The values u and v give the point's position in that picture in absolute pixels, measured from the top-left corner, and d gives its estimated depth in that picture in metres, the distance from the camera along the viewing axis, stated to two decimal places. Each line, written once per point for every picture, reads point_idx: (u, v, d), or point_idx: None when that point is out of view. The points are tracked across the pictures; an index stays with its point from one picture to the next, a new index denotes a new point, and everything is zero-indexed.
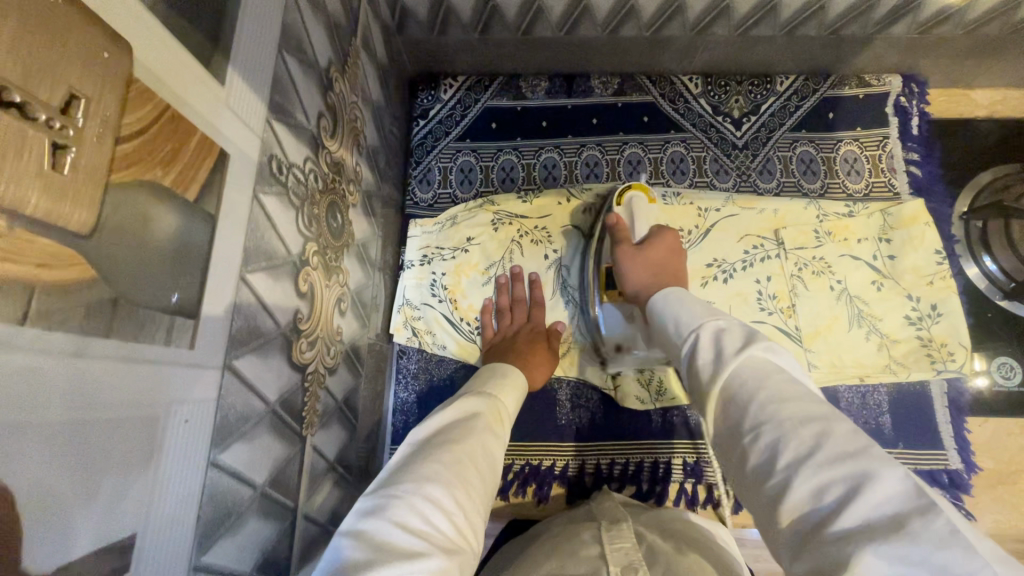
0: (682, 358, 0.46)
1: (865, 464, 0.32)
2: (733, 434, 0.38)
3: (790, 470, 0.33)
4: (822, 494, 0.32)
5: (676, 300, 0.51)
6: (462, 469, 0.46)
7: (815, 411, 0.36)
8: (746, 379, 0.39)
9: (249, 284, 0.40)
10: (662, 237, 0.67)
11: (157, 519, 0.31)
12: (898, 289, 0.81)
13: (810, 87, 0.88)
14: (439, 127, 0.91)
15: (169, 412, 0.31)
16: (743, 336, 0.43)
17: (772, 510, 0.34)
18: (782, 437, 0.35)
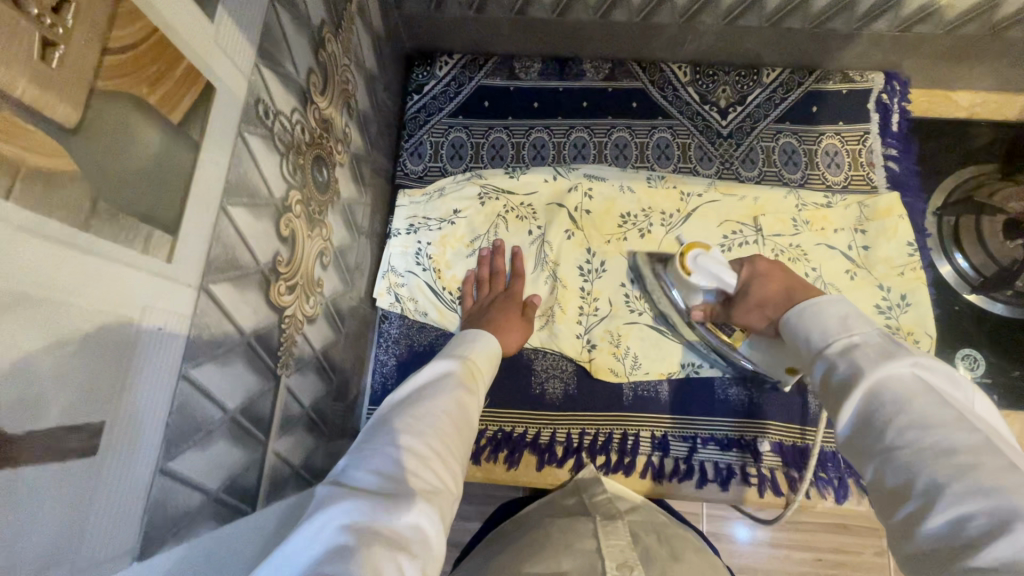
0: (818, 372, 0.55)
1: (1008, 499, 0.37)
2: (873, 448, 0.47)
3: (931, 494, 0.41)
4: (965, 520, 0.38)
5: (812, 312, 0.59)
6: (434, 423, 0.52)
7: (962, 444, 0.42)
8: (891, 405, 0.47)
9: (230, 216, 0.42)
10: (762, 268, 0.68)
11: (128, 413, 0.33)
12: (870, 278, 0.83)
13: (795, 80, 0.91)
14: (432, 102, 0.93)
15: (143, 315, 0.33)
16: (892, 359, 0.50)
17: (909, 524, 0.41)
18: (918, 464, 0.42)
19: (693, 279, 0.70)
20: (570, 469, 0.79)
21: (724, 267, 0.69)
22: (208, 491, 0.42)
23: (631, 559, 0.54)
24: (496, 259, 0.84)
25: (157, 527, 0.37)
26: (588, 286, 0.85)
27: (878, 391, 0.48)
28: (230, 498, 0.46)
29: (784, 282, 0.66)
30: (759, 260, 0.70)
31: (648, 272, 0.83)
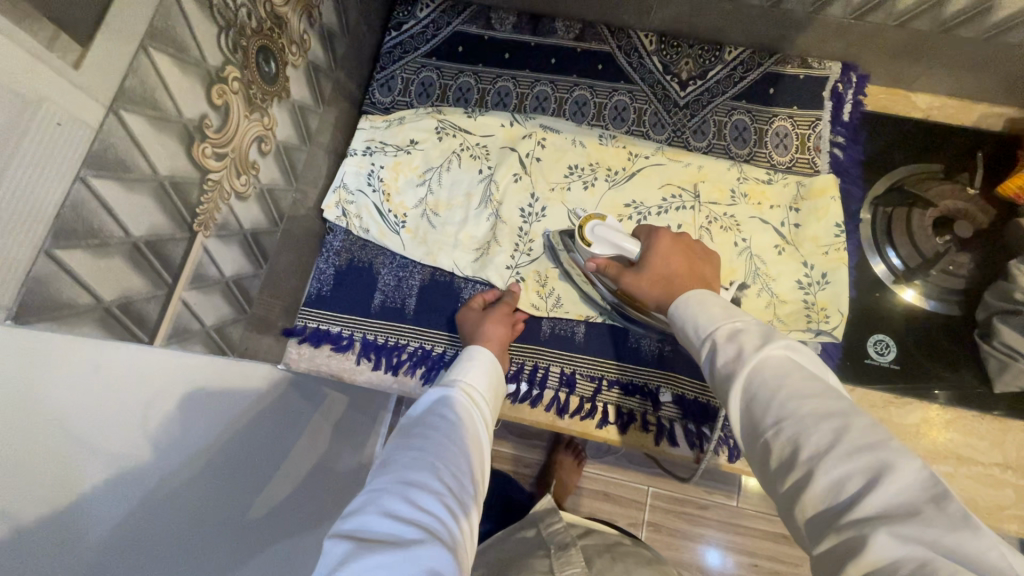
0: (707, 363, 0.59)
1: (879, 453, 0.43)
2: (759, 430, 0.51)
3: (813, 460, 0.45)
4: (843, 482, 0.43)
5: (694, 301, 0.65)
6: (451, 463, 0.57)
7: (831, 409, 0.48)
8: (772, 382, 0.51)
9: (152, 57, 0.48)
10: (659, 247, 0.73)
11: (15, 181, 0.38)
12: (796, 254, 0.86)
13: (755, 61, 0.94)
14: (409, 40, 0.98)
15: (42, 101, 0.38)
16: (767, 341, 0.55)
17: (794, 492, 0.46)
18: (804, 430, 0.47)
19: (595, 247, 0.78)
20: None
21: (621, 236, 0.77)
22: (99, 298, 0.48)
23: None
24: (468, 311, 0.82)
25: (38, 301, 0.42)
26: (527, 228, 0.88)
27: (762, 368, 0.53)
28: (124, 316, 0.51)
29: (673, 266, 0.71)
30: (667, 242, 0.74)
31: (559, 245, 0.85)
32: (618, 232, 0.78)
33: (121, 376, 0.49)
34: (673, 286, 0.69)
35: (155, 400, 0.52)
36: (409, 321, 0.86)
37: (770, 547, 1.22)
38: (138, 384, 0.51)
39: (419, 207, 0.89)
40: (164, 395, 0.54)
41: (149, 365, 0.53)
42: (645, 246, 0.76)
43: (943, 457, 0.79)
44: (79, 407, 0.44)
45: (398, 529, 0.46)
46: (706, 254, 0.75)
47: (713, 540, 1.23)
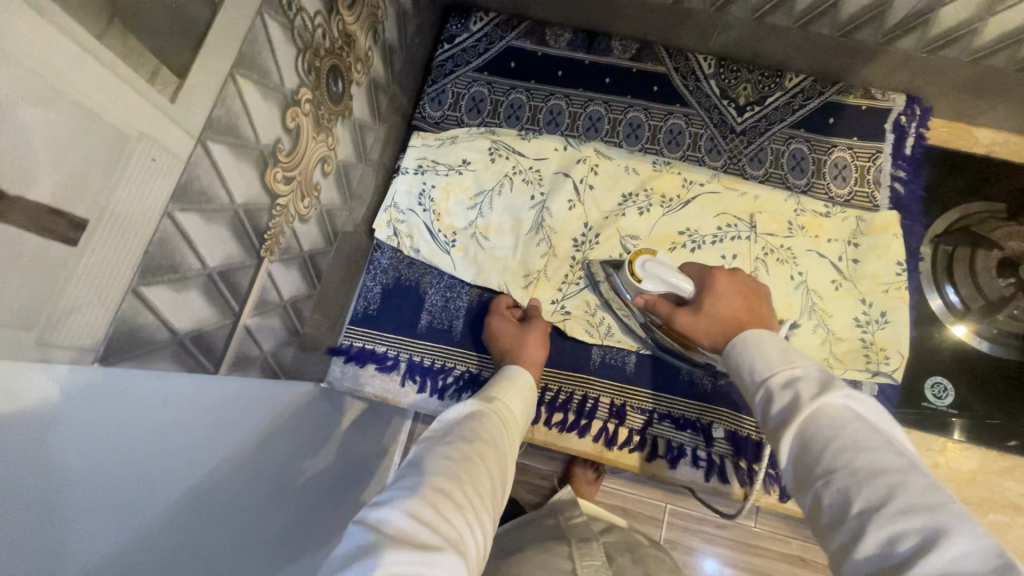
0: (758, 407, 0.53)
1: (938, 517, 0.37)
2: (806, 480, 0.45)
3: (864, 518, 0.40)
4: (897, 542, 0.37)
5: (753, 345, 0.58)
6: (476, 467, 0.52)
7: (892, 465, 0.41)
8: (824, 429, 0.46)
9: (239, 85, 0.46)
10: (714, 286, 0.69)
11: (108, 223, 0.36)
12: (854, 291, 0.84)
13: (816, 89, 0.92)
14: (461, 54, 0.96)
15: (139, 140, 0.37)
16: (825, 386, 0.49)
17: (843, 553, 0.40)
18: (853, 487, 0.42)
19: (644, 284, 0.72)
20: (527, 420, 0.82)
21: (673, 271, 0.71)
22: (174, 332, 0.46)
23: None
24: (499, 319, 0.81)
25: (122, 342, 0.40)
26: (579, 254, 0.86)
27: (813, 418, 0.47)
28: (195, 349, 0.49)
29: (729, 305, 0.67)
30: (719, 278, 0.70)
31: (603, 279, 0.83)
32: (668, 266, 0.72)
33: (161, 403, 0.44)
34: (731, 324, 0.65)
35: (190, 425, 0.47)
36: (457, 344, 0.85)
37: (782, 568, 1.17)
38: (177, 408, 0.46)
39: (469, 227, 0.88)
40: (200, 419, 0.49)
41: (190, 388, 0.48)
42: (698, 284, 0.71)
43: (1000, 505, 0.77)
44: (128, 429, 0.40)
45: (417, 526, 0.43)
46: (756, 288, 0.72)
47: (708, 549, 1.20)
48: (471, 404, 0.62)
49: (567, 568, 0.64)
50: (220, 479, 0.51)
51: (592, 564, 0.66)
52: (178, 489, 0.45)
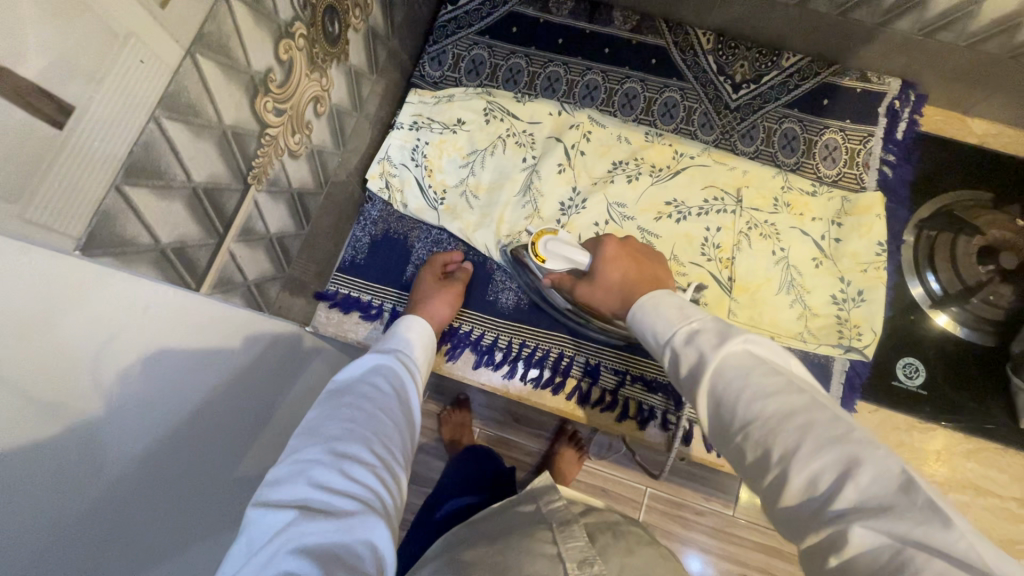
0: (670, 366, 0.58)
1: (844, 450, 0.42)
2: (728, 431, 0.50)
3: (784, 460, 0.44)
4: (817, 480, 0.42)
5: (649, 309, 0.62)
6: (377, 424, 0.59)
7: (798, 404, 0.46)
8: (737, 384, 0.50)
9: (231, 4, 0.48)
10: (603, 252, 0.72)
11: (93, 117, 0.38)
12: (834, 269, 0.85)
13: (813, 69, 0.93)
14: (464, 16, 0.97)
15: (127, 38, 0.39)
16: (723, 338, 0.53)
17: (771, 491, 0.45)
18: (770, 433, 0.46)
19: (549, 263, 0.75)
20: (503, 374, 0.84)
21: (573, 248, 0.74)
22: (157, 240, 0.48)
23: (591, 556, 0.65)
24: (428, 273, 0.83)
25: (106, 237, 0.42)
26: (565, 218, 0.88)
27: (723, 369, 0.52)
28: (177, 261, 0.51)
29: (621, 269, 0.70)
30: (610, 244, 0.73)
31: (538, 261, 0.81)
32: (571, 244, 0.75)
33: (102, 342, 0.43)
34: (624, 288, 0.69)
35: (143, 392, 0.48)
36: None
37: (759, 559, 1.19)
38: (122, 341, 0.45)
39: (460, 186, 0.90)
40: (147, 354, 0.48)
41: (144, 324, 0.47)
42: (592, 252, 0.74)
43: (961, 485, 0.79)
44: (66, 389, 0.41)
45: (332, 497, 0.50)
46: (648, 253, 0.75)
47: (695, 545, 1.21)
48: (372, 366, 0.66)
49: (551, 552, 0.66)
50: (156, 415, 0.50)
51: (576, 545, 0.67)
52: (106, 430, 0.45)
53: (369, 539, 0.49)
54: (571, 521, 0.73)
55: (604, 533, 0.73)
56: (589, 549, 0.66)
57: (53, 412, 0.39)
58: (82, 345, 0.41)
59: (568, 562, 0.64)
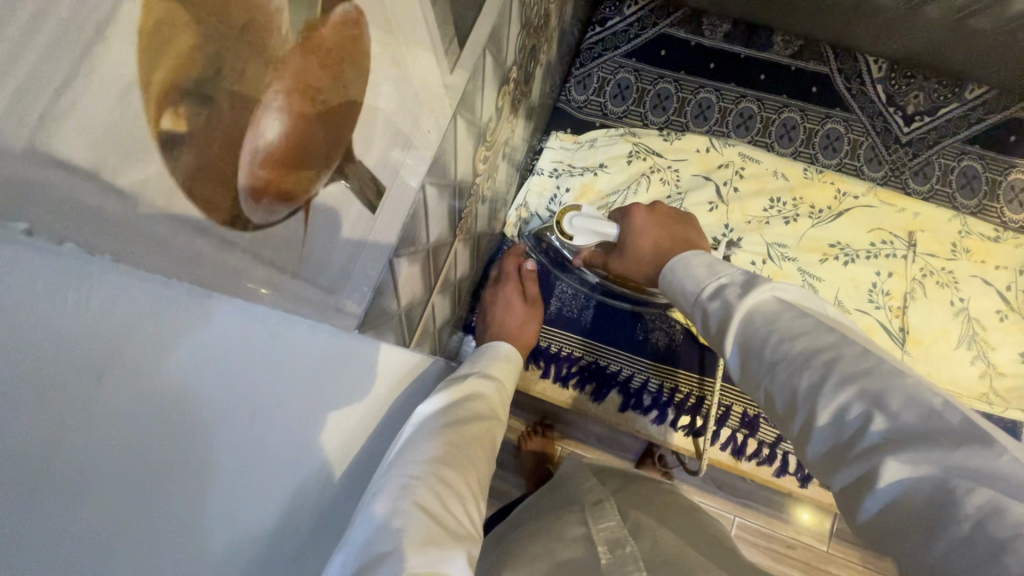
0: (699, 321, 0.48)
1: (874, 380, 0.34)
2: (755, 378, 0.41)
3: (812, 399, 0.36)
4: (844, 414, 0.35)
5: (679, 266, 0.52)
6: (471, 450, 0.45)
7: (825, 339, 0.38)
8: (760, 327, 0.41)
9: (485, 61, 0.46)
10: (632, 221, 0.65)
11: (394, 196, 0.36)
12: (1022, 325, 0.78)
13: (1000, 103, 0.85)
14: (611, 38, 0.95)
15: (428, 113, 0.36)
16: (750, 286, 0.44)
17: (803, 439, 0.37)
18: (795, 373, 0.38)
19: (577, 240, 0.71)
20: (653, 420, 0.81)
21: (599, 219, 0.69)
22: (400, 307, 0.46)
23: (622, 538, 0.56)
24: (510, 259, 0.83)
25: (374, 313, 0.40)
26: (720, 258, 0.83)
27: (751, 316, 0.42)
28: (406, 323, 0.50)
29: (648, 239, 0.63)
30: (636, 213, 0.65)
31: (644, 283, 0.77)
32: (596, 216, 0.70)
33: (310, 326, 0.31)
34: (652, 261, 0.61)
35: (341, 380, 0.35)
36: (585, 337, 0.85)
37: None
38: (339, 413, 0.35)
39: None
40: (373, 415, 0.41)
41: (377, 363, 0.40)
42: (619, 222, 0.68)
43: None
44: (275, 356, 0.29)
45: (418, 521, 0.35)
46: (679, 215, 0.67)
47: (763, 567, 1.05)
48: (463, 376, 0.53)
49: (580, 535, 0.58)
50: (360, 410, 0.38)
51: (608, 526, 0.58)
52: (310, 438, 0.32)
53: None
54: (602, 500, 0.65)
55: (637, 511, 0.65)
56: (623, 531, 0.57)
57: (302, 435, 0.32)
58: (305, 423, 0.32)
59: (599, 546, 0.55)
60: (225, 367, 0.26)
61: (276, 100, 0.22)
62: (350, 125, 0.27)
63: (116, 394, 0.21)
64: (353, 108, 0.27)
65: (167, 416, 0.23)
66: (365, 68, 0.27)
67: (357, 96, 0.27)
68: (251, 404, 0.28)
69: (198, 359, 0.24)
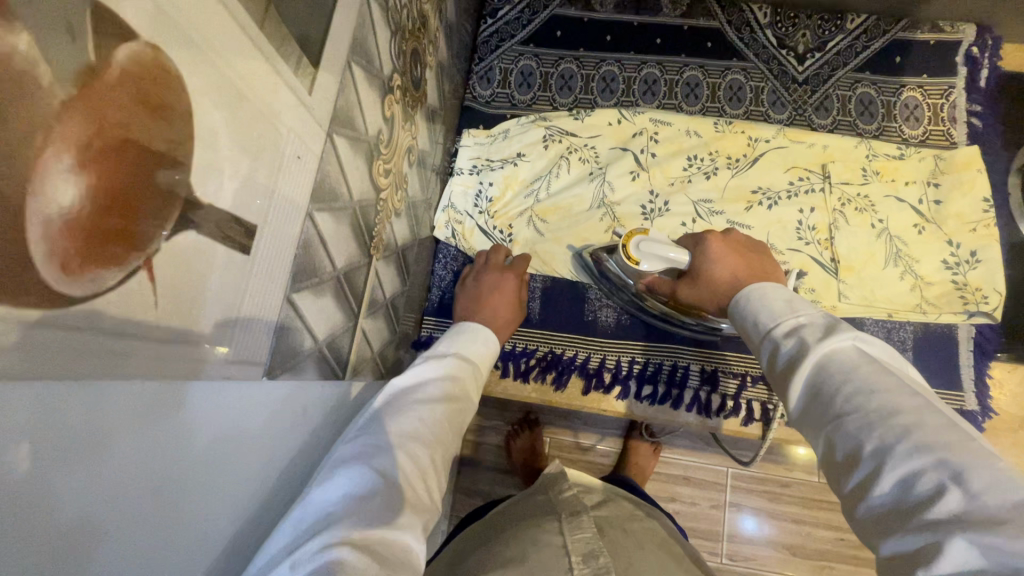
0: (765, 356, 0.48)
1: (956, 456, 0.34)
2: (818, 423, 0.41)
3: (879, 459, 0.36)
4: (912, 482, 0.34)
5: (755, 296, 0.52)
6: (439, 433, 0.50)
7: (905, 404, 0.38)
8: (837, 374, 0.42)
9: (354, 74, 0.44)
10: (709, 249, 0.63)
11: (270, 229, 0.34)
12: (940, 233, 0.81)
13: (880, 28, 0.89)
14: (505, 28, 0.94)
15: (287, 136, 0.34)
16: (829, 330, 0.44)
17: (856, 494, 0.37)
18: (864, 429, 0.38)
19: (643, 265, 0.67)
20: (616, 396, 0.82)
21: (671, 247, 0.66)
22: (317, 339, 0.44)
23: (596, 550, 0.57)
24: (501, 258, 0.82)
25: (280, 353, 0.39)
26: (649, 225, 0.84)
27: (825, 363, 0.43)
28: (330, 355, 0.48)
29: (729, 265, 0.61)
30: (714, 241, 0.64)
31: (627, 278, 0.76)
32: (664, 242, 0.67)
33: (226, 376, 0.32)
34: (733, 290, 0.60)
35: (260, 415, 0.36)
36: (535, 326, 0.84)
37: None
38: (240, 457, 0.34)
39: (528, 219, 0.86)
40: (294, 434, 0.42)
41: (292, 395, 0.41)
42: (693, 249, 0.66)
43: None
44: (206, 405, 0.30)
45: (378, 492, 0.41)
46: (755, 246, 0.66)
47: (758, 512, 1.07)
48: (442, 358, 0.57)
49: (558, 543, 0.58)
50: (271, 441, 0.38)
51: (584, 537, 0.59)
52: (230, 478, 0.33)
53: (408, 554, 0.40)
54: (579, 512, 0.64)
55: (616, 528, 0.64)
56: (598, 542, 0.58)
57: (228, 473, 0.33)
58: (211, 489, 0.32)
59: (574, 557, 0.56)
60: (128, 475, 0.25)
61: (67, 159, 0.20)
62: (177, 164, 0.25)
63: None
64: (177, 149, 0.25)
65: (76, 560, 0.23)
66: (180, 102, 0.25)
67: (177, 136, 0.25)
68: (163, 500, 0.28)
69: (93, 485, 0.23)
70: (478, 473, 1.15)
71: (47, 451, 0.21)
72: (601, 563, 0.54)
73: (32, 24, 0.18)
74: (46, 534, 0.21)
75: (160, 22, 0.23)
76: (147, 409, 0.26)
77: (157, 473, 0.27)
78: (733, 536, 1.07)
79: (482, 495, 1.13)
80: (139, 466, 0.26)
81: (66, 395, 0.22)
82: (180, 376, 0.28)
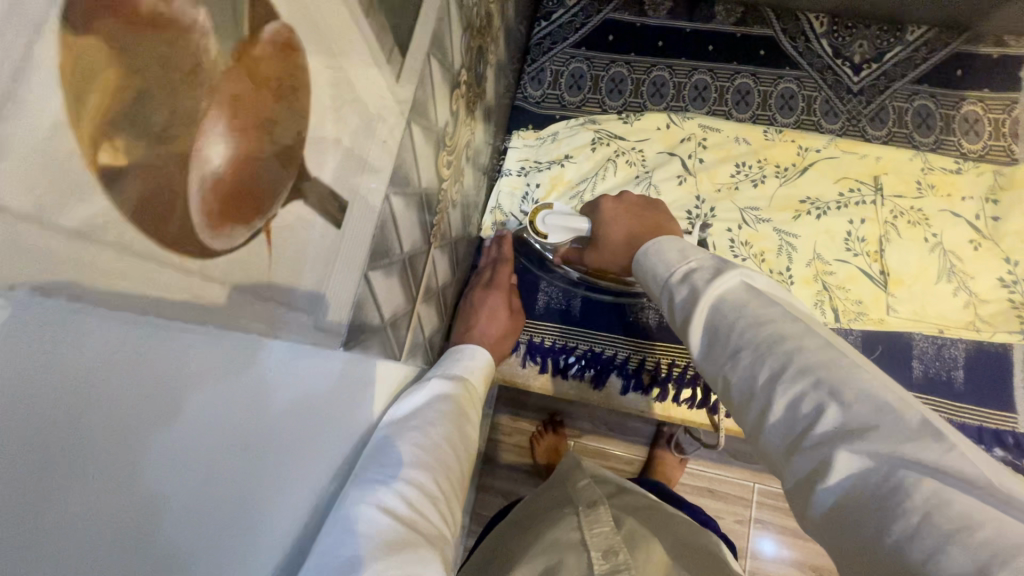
0: (665, 303, 0.51)
1: (830, 373, 0.37)
2: (718, 363, 0.44)
3: (772, 386, 0.39)
4: (800, 404, 0.37)
5: (651, 250, 0.55)
6: (441, 460, 0.48)
7: (787, 331, 0.41)
8: (731, 314, 0.44)
9: (432, 67, 0.46)
10: (602, 210, 0.67)
11: (357, 209, 0.36)
12: (997, 250, 0.79)
13: (941, 41, 0.88)
14: (559, 31, 0.96)
15: (378, 121, 0.36)
16: (718, 274, 0.47)
17: (758, 423, 0.40)
18: (757, 361, 0.41)
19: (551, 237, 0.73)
20: (655, 398, 0.81)
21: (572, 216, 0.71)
22: (382, 319, 0.47)
23: (616, 544, 0.57)
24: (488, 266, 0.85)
25: (354, 328, 0.41)
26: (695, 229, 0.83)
27: (719, 303, 0.46)
28: (391, 335, 0.50)
29: (619, 224, 0.65)
30: (606, 201, 0.68)
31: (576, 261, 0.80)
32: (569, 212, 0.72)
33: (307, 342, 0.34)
34: (625, 247, 0.64)
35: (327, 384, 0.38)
36: (576, 324, 0.85)
37: None
38: (308, 422, 0.36)
39: None
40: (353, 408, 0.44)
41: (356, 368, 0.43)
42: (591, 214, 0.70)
43: None
44: (288, 364, 0.32)
45: (391, 528, 0.40)
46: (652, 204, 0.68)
47: (787, 530, 1.05)
48: (431, 382, 0.56)
49: (578, 539, 0.58)
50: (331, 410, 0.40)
51: (604, 532, 0.59)
52: (298, 435, 0.35)
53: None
54: (595, 502, 0.65)
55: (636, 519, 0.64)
56: (618, 537, 0.58)
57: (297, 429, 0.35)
58: (283, 443, 0.33)
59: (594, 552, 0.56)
60: (197, 451, 0.25)
61: (221, 127, 0.22)
62: (296, 139, 0.28)
63: (105, 508, 0.21)
64: (298, 125, 0.27)
65: (189, 480, 0.25)
66: (304, 79, 0.27)
67: (299, 112, 0.27)
68: (250, 443, 0.30)
69: (208, 418, 0.26)
70: (501, 469, 1.16)
71: (183, 377, 0.24)
72: (619, 558, 0.54)
73: (210, 0, 0.20)
74: (175, 447, 0.24)
75: (298, 7, 0.25)
76: (249, 361, 0.28)
77: (243, 426, 0.29)
78: (754, 551, 1.05)
79: (509, 492, 1.14)
80: (235, 407, 0.28)
81: (199, 334, 0.24)
82: (247, 359, 0.28)
